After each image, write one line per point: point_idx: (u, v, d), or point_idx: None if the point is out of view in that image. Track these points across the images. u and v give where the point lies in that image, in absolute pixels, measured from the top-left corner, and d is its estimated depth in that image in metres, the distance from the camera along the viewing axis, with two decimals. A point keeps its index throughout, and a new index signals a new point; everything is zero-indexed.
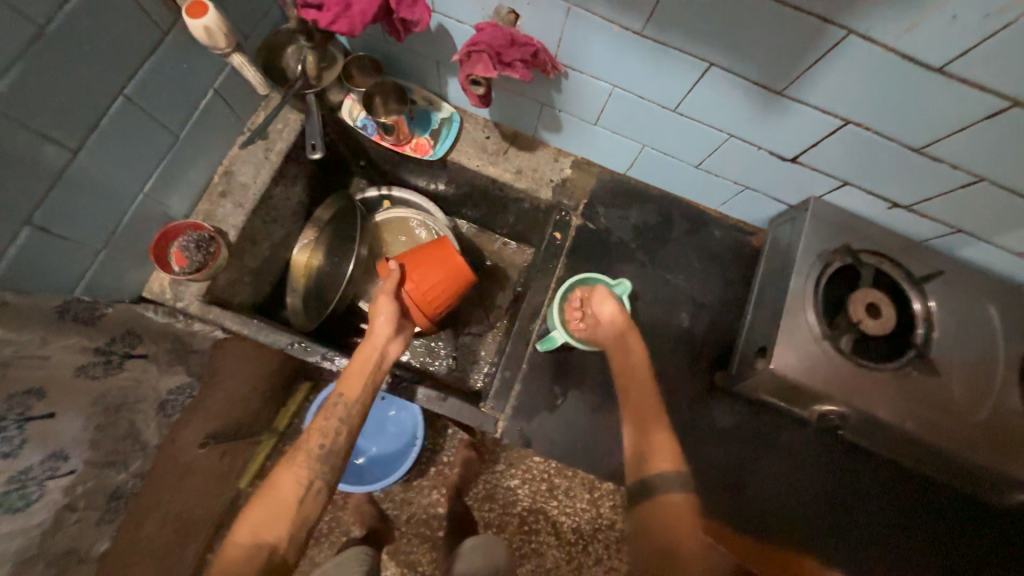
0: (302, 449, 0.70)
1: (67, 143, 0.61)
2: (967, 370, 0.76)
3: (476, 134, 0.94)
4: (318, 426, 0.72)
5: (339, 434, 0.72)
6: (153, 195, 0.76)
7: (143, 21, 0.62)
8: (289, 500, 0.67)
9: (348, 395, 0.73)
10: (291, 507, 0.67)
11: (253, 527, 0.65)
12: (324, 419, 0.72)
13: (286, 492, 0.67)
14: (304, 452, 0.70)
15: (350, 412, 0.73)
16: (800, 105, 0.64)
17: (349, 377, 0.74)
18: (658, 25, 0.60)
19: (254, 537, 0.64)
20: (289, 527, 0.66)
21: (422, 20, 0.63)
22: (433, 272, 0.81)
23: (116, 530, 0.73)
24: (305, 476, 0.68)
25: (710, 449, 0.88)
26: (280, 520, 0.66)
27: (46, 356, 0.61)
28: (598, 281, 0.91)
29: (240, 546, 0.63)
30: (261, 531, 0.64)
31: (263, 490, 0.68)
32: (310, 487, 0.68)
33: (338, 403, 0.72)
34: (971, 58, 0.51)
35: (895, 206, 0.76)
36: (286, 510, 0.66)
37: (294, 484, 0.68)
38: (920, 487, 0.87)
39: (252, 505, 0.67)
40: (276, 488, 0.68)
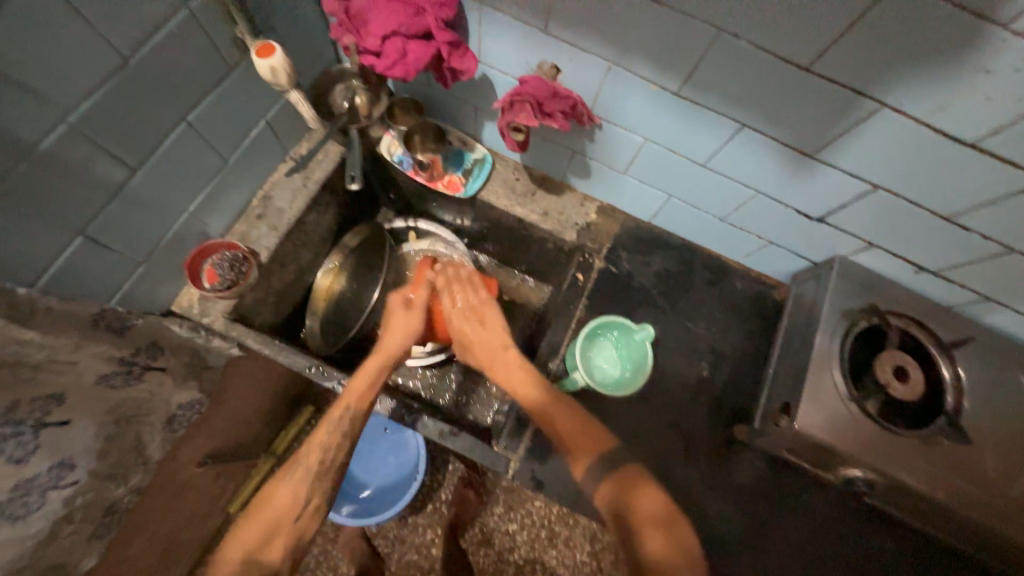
0: (299, 462, 0.70)
1: (128, 161, 0.64)
2: (1001, 444, 0.73)
3: (506, 175, 0.97)
4: (318, 440, 0.72)
5: (335, 448, 0.72)
6: (196, 213, 0.79)
7: (215, 56, 0.67)
8: (284, 515, 0.67)
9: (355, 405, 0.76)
10: (289, 521, 0.67)
11: (249, 543, 0.64)
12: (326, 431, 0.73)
13: (284, 505, 0.67)
14: (302, 466, 0.70)
15: (350, 427, 0.74)
16: (829, 168, 0.66)
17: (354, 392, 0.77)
18: (695, 87, 0.63)
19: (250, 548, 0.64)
20: (285, 542, 0.65)
21: (471, 69, 0.68)
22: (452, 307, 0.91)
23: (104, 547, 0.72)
24: (301, 491, 0.69)
25: (726, 508, 0.85)
26: (278, 536, 0.65)
27: (74, 362, 0.61)
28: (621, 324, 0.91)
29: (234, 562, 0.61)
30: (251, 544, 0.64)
31: (257, 505, 0.68)
32: (310, 503, 0.69)
33: (343, 414, 0.75)
34: (1002, 136, 0.53)
35: (922, 270, 0.76)
36: (283, 524, 0.66)
37: (291, 498, 0.68)
38: (950, 566, 0.83)
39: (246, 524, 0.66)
40: (270, 502, 0.68)
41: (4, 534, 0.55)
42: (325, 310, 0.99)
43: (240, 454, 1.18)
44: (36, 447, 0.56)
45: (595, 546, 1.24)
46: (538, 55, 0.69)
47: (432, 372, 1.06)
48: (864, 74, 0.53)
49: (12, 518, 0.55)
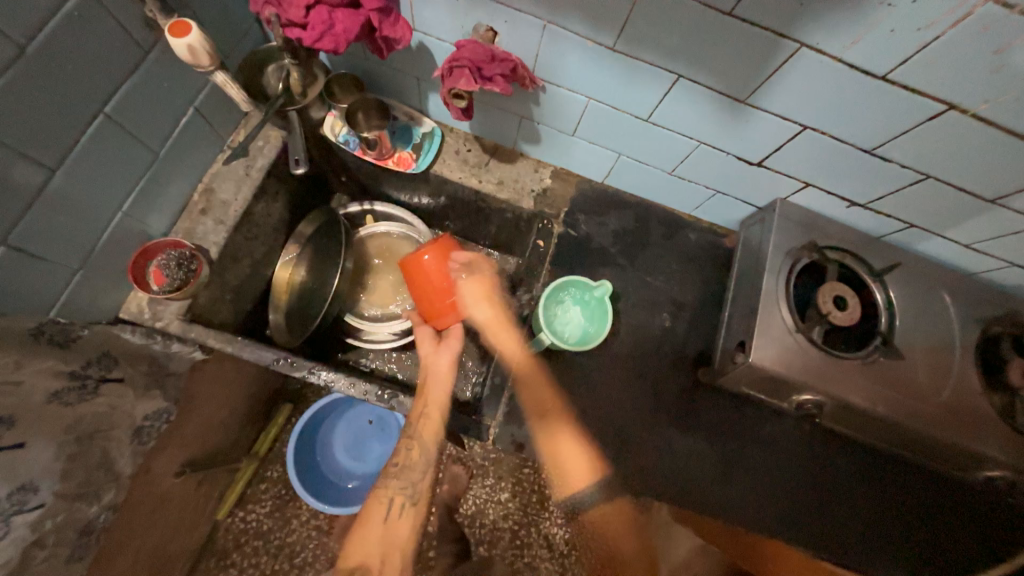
0: (386, 479, 0.82)
1: (43, 163, 0.60)
2: (929, 356, 0.81)
3: (457, 148, 0.96)
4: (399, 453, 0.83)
5: (410, 455, 0.82)
6: (131, 213, 0.75)
7: (125, 41, 0.63)
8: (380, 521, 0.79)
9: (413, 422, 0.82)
10: (381, 529, 0.79)
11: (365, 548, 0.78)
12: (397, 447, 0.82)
13: (377, 510, 0.80)
14: (387, 480, 0.82)
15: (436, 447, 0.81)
16: (761, 112, 0.69)
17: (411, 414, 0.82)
18: (629, 40, 0.64)
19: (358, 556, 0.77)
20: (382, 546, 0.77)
21: (405, 37, 0.67)
22: (422, 270, 0.80)
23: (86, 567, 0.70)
24: (387, 497, 0.81)
25: (697, 446, 0.91)
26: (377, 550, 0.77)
27: (19, 381, 0.58)
28: (578, 285, 0.92)
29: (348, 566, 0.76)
30: (358, 552, 0.77)
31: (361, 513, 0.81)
32: (400, 514, 0.80)
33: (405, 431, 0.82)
34: (908, 67, 0.56)
35: (853, 204, 0.82)
36: (373, 535, 0.78)
37: (381, 515, 0.80)
38: (895, 469, 0.92)
39: (353, 540, 0.79)
40: (369, 514, 0.80)
41: None
42: (288, 303, 0.96)
43: (219, 460, 1.16)
44: None
45: None
46: (473, 17, 0.68)
47: (405, 354, 1.05)
48: (783, 16, 0.55)
49: None
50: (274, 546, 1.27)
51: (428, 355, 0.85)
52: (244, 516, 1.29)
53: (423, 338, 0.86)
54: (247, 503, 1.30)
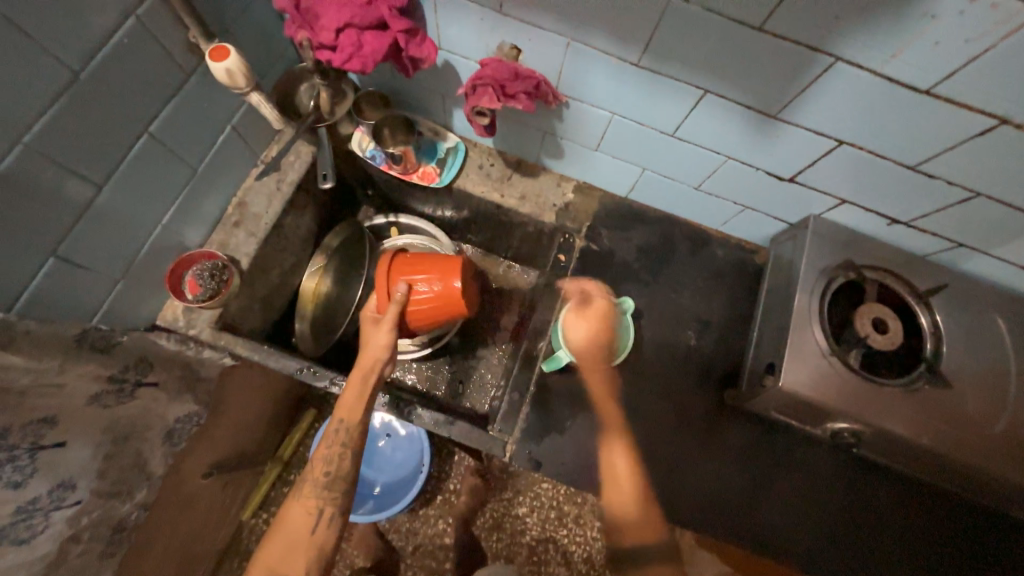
0: (309, 480, 0.69)
1: (92, 179, 0.64)
2: (980, 385, 0.75)
3: (480, 162, 0.97)
4: (323, 452, 0.70)
5: (342, 463, 0.69)
6: (170, 225, 0.79)
7: (169, 64, 0.66)
8: (300, 532, 0.66)
9: (348, 420, 0.71)
10: (307, 540, 0.65)
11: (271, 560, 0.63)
12: (326, 446, 0.70)
13: (304, 514, 0.67)
14: (310, 484, 0.69)
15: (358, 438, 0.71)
16: (793, 127, 0.66)
17: (346, 401, 0.71)
18: (654, 55, 0.63)
19: (272, 563, 0.64)
20: (308, 554, 0.64)
21: (431, 57, 0.68)
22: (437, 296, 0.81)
23: (118, 564, 0.73)
24: (314, 507, 0.67)
25: (723, 471, 0.87)
26: (297, 555, 0.64)
27: (63, 384, 0.62)
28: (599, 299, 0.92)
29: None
30: (279, 560, 0.64)
31: (280, 522, 0.68)
32: (312, 544, 0.65)
33: (339, 428, 0.70)
34: (956, 80, 0.53)
35: (894, 222, 0.77)
36: (300, 541, 0.65)
37: (304, 514, 0.67)
38: (942, 505, 0.85)
39: (268, 543, 0.66)
40: (290, 519, 0.67)
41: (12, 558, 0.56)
42: (314, 311, 0.98)
43: (245, 463, 1.19)
44: (33, 472, 0.58)
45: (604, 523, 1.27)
46: (497, 36, 0.69)
47: (426, 365, 1.07)
48: (816, 30, 0.53)
49: (18, 542, 0.57)
50: None
51: (376, 359, 0.73)
52: (267, 518, 1.32)
53: (382, 334, 0.75)
54: (269, 505, 1.33)
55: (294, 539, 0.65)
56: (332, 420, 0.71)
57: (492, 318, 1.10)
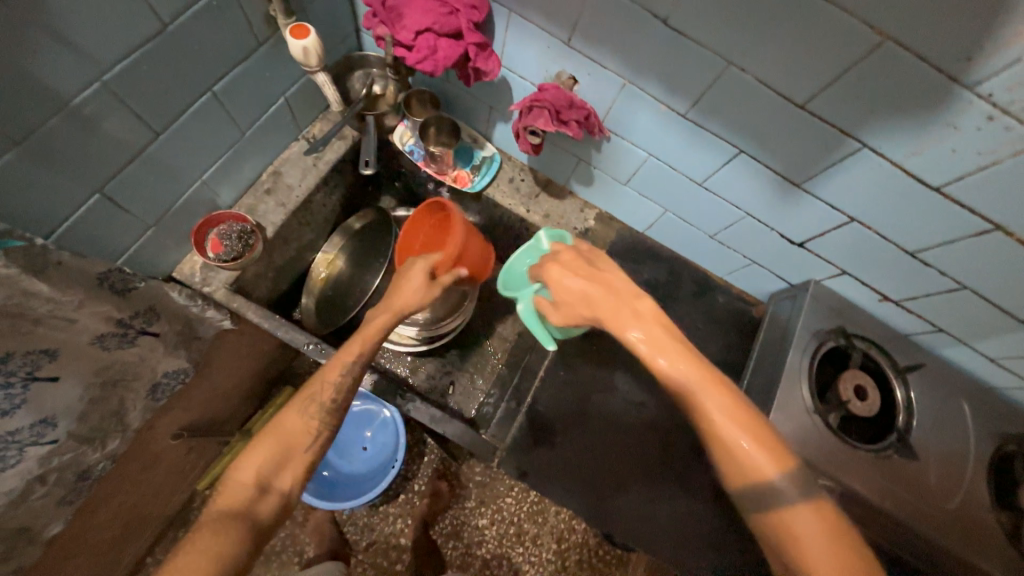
0: (308, 398, 0.66)
1: (151, 126, 0.65)
2: (940, 462, 0.81)
3: (512, 175, 1.01)
4: (323, 375, 0.68)
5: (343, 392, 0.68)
6: (208, 183, 0.80)
7: (246, 31, 0.69)
8: (293, 444, 0.64)
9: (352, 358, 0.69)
10: (299, 454, 0.63)
11: (256, 467, 0.61)
12: (328, 377, 0.68)
13: (291, 428, 0.64)
14: (311, 403, 0.66)
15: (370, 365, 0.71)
16: (813, 198, 0.72)
17: (361, 342, 0.71)
18: (701, 110, 0.69)
19: (254, 476, 0.60)
20: (294, 470, 0.63)
21: (494, 72, 0.72)
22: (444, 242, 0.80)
23: (72, 515, 0.72)
24: (311, 426, 0.65)
25: (696, 509, 0.89)
26: (287, 465, 0.63)
27: (74, 319, 0.61)
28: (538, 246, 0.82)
29: (245, 486, 0.59)
30: (263, 469, 0.61)
31: (271, 428, 0.65)
32: (281, 468, 0.62)
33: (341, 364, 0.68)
34: (964, 184, 0.59)
35: (886, 298, 0.84)
36: (291, 454, 0.63)
37: (299, 424, 0.65)
38: None
39: (254, 448, 0.63)
40: (280, 428, 0.64)
41: None
42: (323, 289, 1.02)
43: (214, 430, 1.16)
44: (21, 402, 0.56)
45: (561, 546, 1.30)
46: (559, 64, 0.74)
47: (421, 363, 1.09)
48: (852, 117, 0.59)
49: None
50: None
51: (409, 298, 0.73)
52: None
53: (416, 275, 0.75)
54: None
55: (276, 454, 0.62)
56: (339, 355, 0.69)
57: (493, 326, 1.13)
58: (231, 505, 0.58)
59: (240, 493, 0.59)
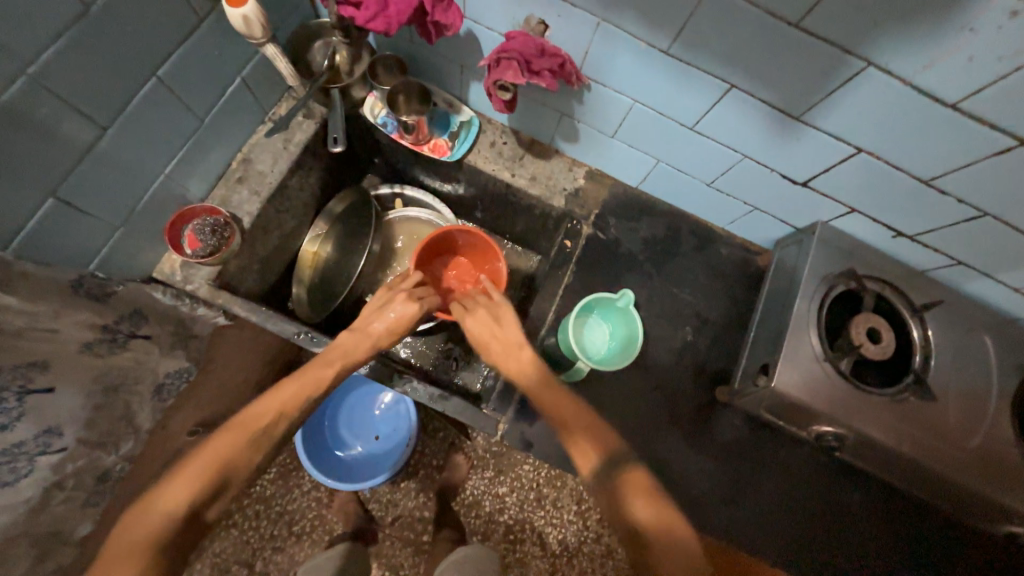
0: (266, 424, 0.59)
1: (97, 121, 0.61)
2: (961, 400, 0.78)
3: (493, 139, 0.95)
4: (284, 394, 0.62)
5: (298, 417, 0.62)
6: (174, 177, 0.77)
7: (183, 6, 0.63)
8: (227, 476, 0.56)
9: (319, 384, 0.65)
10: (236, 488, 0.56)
11: (181, 494, 0.53)
12: (293, 400, 0.62)
13: (237, 443, 0.57)
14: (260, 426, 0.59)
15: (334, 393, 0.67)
16: (815, 130, 0.66)
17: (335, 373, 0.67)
18: (684, 44, 0.62)
19: (182, 499, 0.53)
20: (224, 498, 0.55)
21: (455, 25, 0.65)
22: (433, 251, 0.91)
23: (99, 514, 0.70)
24: (256, 456, 0.58)
25: (706, 465, 0.89)
26: (212, 497, 0.54)
27: (55, 329, 0.60)
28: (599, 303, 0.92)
29: (168, 513, 0.52)
30: (189, 495, 0.53)
31: (205, 448, 0.57)
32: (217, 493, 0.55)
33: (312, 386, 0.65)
34: (983, 96, 0.53)
35: (900, 234, 0.78)
36: (225, 484, 0.55)
37: (242, 451, 0.57)
38: (912, 511, 0.88)
39: (185, 470, 0.54)
40: (217, 450, 0.56)
41: None
42: (311, 276, 0.99)
43: None
44: (19, 415, 0.56)
45: (581, 507, 1.31)
46: (525, 8, 0.67)
47: (423, 342, 1.08)
48: (853, 31, 0.52)
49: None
50: (275, 513, 1.31)
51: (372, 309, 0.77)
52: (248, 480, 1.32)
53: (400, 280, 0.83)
54: None
55: (216, 473, 0.54)
56: (306, 377, 0.65)
57: None
58: (148, 530, 0.51)
59: (163, 515, 0.52)
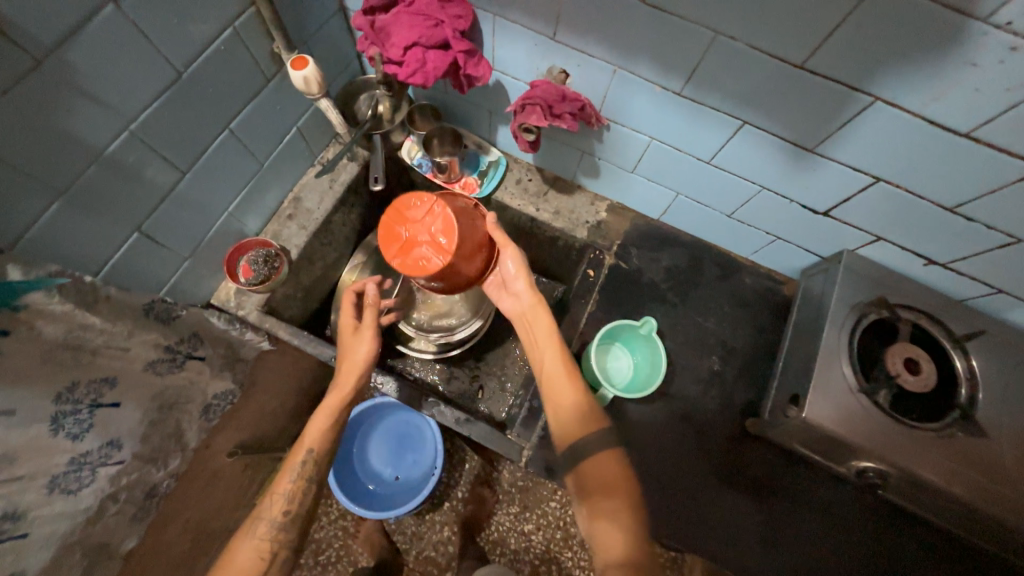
0: (257, 520, 0.68)
1: (179, 167, 0.71)
2: (1020, 439, 0.72)
3: (519, 176, 1.02)
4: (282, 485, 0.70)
5: (302, 495, 0.70)
6: (235, 214, 0.86)
7: (254, 70, 0.74)
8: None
9: (317, 449, 0.73)
10: None
11: None
12: (291, 479, 0.70)
13: (246, 543, 0.67)
14: (263, 522, 0.68)
15: (323, 456, 0.73)
16: (830, 162, 0.68)
17: (314, 432, 0.74)
18: (696, 86, 0.67)
19: None
20: None
21: (485, 76, 0.74)
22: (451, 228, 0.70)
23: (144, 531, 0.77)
24: (267, 549, 0.66)
25: (737, 501, 0.87)
26: None
27: (127, 348, 0.67)
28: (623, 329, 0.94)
29: None
30: None
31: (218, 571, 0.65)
32: (294, 536, 0.68)
33: (309, 459, 0.72)
34: (996, 126, 0.54)
35: (931, 262, 0.77)
36: None
37: (253, 550, 0.65)
38: (970, 556, 0.83)
39: None
40: (233, 562, 0.65)
41: (59, 507, 0.60)
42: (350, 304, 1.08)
43: (265, 447, 1.24)
44: (89, 426, 0.62)
45: None
46: (547, 60, 0.74)
47: (449, 369, 1.11)
48: (856, 69, 0.55)
49: (67, 491, 0.60)
50: None
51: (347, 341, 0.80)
52: None
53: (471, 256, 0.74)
54: None
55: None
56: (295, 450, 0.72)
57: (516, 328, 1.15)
58: None
59: None
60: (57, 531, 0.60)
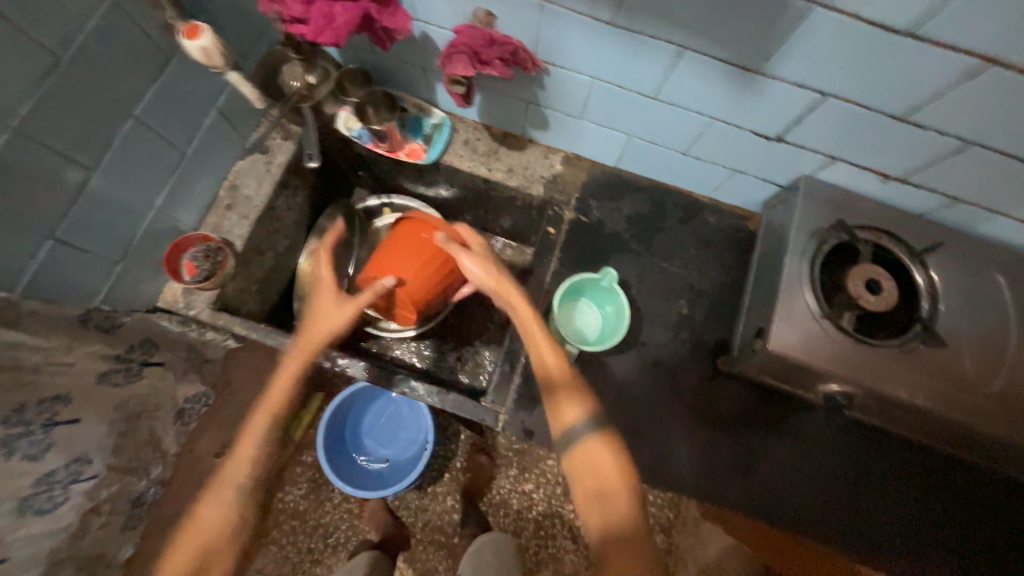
0: (218, 483, 0.68)
1: (85, 163, 0.66)
2: (977, 344, 0.73)
3: (466, 137, 0.97)
4: (243, 451, 0.70)
5: (258, 458, 0.71)
6: (164, 209, 0.81)
7: (150, 47, 0.68)
8: (212, 536, 0.66)
9: (277, 414, 0.73)
10: (214, 539, 0.66)
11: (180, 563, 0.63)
12: (251, 444, 0.70)
13: (206, 506, 0.67)
14: (228, 484, 0.68)
15: (268, 433, 0.72)
16: (775, 81, 0.64)
17: (275, 400, 0.73)
18: (628, 13, 0.62)
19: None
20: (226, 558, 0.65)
21: (404, 27, 0.67)
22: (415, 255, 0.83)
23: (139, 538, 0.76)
24: (227, 508, 0.67)
25: (716, 438, 0.88)
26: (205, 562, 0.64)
27: (72, 362, 0.64)
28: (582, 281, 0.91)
29: None
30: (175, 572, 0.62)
31: (178, 533, 0.66)
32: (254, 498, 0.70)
33: (267, 424, 0.72)
34: (937, 19, 0.51)
35: (888, 178, 0.75)
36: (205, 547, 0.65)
37: (217, 511, 0.67)
38: (930, 460, 0.87)
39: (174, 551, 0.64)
40: (194, 524, 0.66)
41: (38, 526, 0.59)
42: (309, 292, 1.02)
43: None
44: (48, 446, 0.60)
45: None
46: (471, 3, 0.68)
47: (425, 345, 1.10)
48: None
49: (41, 512, 0.59)
50: (310, 526, 1.34)
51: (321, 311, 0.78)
52: (282, 497, 1.35)
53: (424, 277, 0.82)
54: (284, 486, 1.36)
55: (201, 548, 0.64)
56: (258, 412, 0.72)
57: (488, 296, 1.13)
58: None
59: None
60: (41, 549, 0.60)
